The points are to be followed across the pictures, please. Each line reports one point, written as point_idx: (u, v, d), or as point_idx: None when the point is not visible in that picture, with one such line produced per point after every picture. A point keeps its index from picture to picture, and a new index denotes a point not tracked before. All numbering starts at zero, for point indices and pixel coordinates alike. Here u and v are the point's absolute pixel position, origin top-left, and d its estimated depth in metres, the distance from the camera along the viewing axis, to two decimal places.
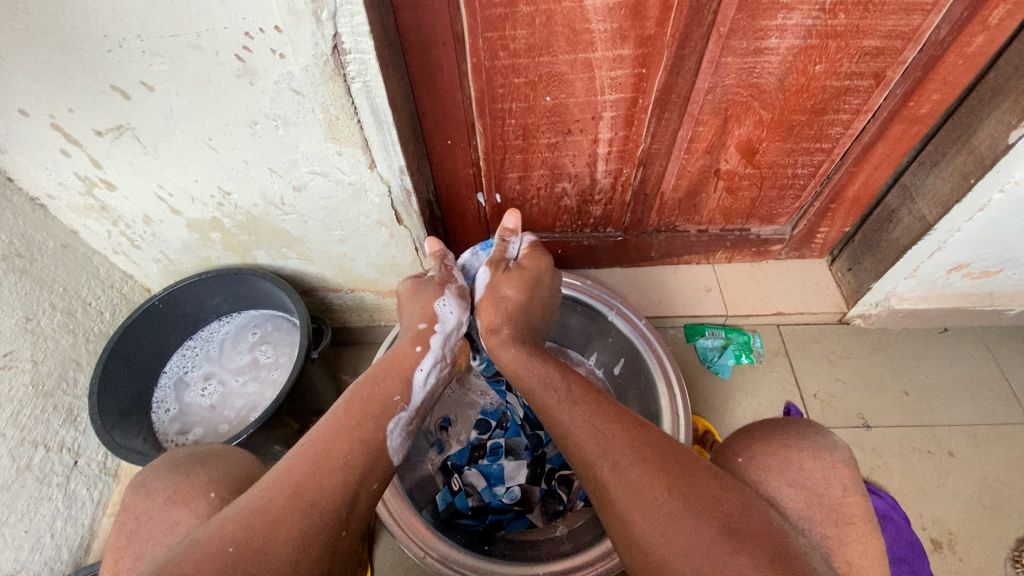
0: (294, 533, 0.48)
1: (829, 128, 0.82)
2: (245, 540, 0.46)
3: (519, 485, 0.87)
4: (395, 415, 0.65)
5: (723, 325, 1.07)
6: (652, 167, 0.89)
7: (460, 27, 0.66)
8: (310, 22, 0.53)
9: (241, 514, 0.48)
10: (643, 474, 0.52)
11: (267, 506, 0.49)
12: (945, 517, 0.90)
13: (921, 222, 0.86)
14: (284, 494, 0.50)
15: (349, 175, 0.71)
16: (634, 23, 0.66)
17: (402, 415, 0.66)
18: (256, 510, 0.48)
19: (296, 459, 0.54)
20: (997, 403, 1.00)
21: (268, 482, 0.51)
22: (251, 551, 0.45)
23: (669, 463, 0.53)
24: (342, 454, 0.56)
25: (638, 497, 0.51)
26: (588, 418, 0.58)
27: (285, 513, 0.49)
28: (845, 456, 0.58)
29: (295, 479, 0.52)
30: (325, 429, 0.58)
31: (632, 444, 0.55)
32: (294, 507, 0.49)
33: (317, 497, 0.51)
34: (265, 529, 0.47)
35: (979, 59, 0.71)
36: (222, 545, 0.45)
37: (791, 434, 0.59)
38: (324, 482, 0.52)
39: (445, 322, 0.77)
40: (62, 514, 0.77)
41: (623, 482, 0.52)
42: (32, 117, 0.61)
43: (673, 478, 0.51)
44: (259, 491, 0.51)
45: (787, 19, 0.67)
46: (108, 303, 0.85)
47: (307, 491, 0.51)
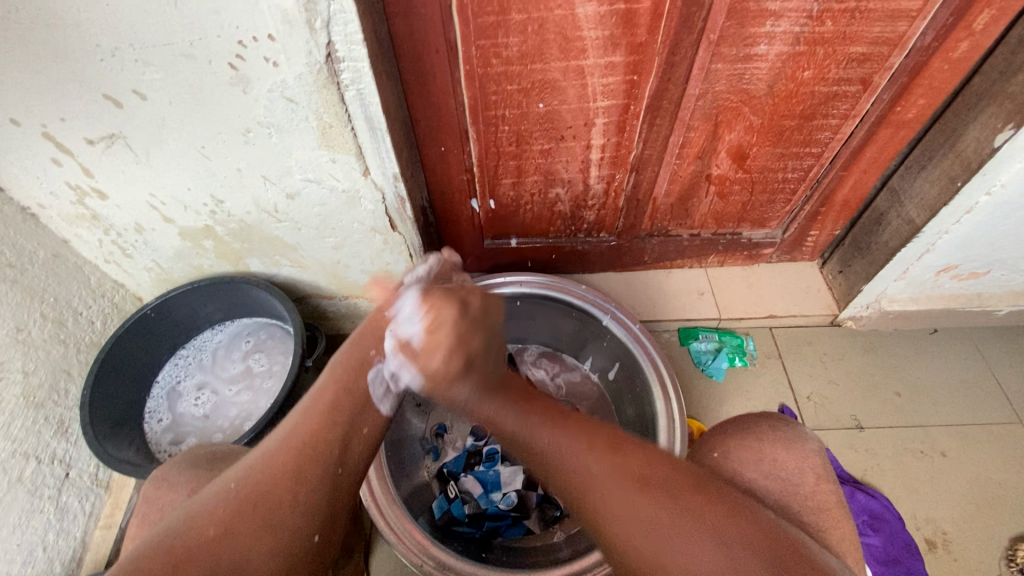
0: (298, 480, 0.46)
1: (818, 133, 0.83)
2: (246, 490, 0.45)
3: (515, 491, 0.87)
4: (379, 361, 0.58)
5: (716, 328, 1.08)
6: (644, 173, 0.90)
7: (453, 35, 0.67)
8: (304, 31, 0.53)
9: (246, 467, 0.47)
10: (633, 488, 0.47)
11: (267, 456, 0.48)
12: (939, 517, 0.90)
13: (910, 225, 0.87)
14: (281, 444, 0.48)
15: (342, 182, 0.71)
16: (626, 31, 0.67)
17: (383, 366, 0.58)
18: (257, 461, 0.47)
19: (296, 410, 0.52)
20: (987, 403, 1.01)
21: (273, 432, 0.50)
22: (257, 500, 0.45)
23: (656, 472, 0.48)
24: (340, 397, 0.53)
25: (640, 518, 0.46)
26: (561, 421, 0.51)
27: (283, 457, 0.47)
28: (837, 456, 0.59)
29: (293, 427, 0.50)
30: (322, 377, 0.55)
31: (612, 452, 0.49)
32: (292, 451, 0.48)
33: (316, 438, 0.49)
34: (265, 478, 0.46)
35: (963, 65, 0.73)
36: (223, 495, 0.45)
37: (762, 427, 0.60)
38: (321, 424, 0.50)
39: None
40: (54, 527, 0.76)
41: (621, 503, 0.46)
42: (23, 127, 0.61)
43: (664, 490, 0.47)
44: (265, 443, 0.49)
45: (776, 26, 0.68)
46: (99, 312, 0.84)
47: (306, 434, 0.49)
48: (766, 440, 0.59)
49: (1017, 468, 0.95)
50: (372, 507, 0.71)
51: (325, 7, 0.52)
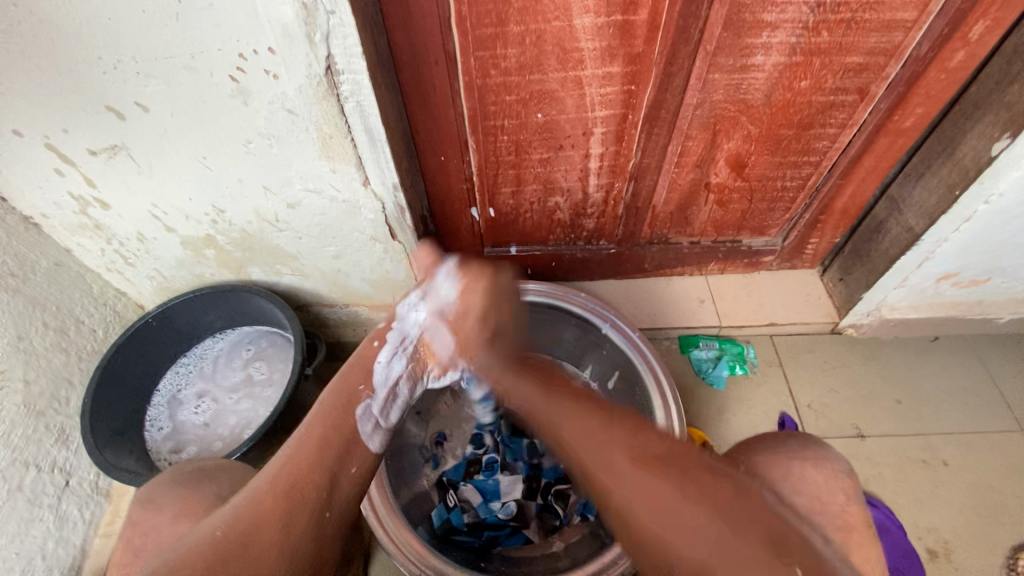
0: (283, 525, 0.47)
1: (816, 141, 0.84)
2: (230, 535, 0.46)
3: (514, 500, 0.87)
4: (363, 400, 0.59)
5: (717, 336, 1.07)
6: (643, 181, 0.90)
7: (452, 46, 0.68)
8: (304, 43, 0.54)
9: (234, 509, 0.48)
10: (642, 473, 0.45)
11: (252, 499, 0.49)
12: (941, 527, 0.90)
13: (909, 232, 0.87)
14: (269, 485, 0.50)
15: (342, 192, 0.71)
16: (623, 42, 0.68)
17: (369, 401, 0.59)
18: (244, 503, 0.48)
19: (283, 451, 0.53)
20: (990, 411, 1.00)
21: (261, 473, 0.51)
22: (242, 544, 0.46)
23: (676, 462, 0.46)
24: (327, 437, 0.54)
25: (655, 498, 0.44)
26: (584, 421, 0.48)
27: (269, 501, 0.48)
28: (836, 466, 0.58)
29: (278, 469, 0.51)
30: (309, 418, 0.56)
31: (640, 452, 0.46)
32: (279, 493, 0.49)
33: (300, 480, 0.50)
34: (250, 522, 0.47)
35: (960, 74, 0.73)
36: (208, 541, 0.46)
37: (791, 446, 0.59)
38: (307, 464, 0.51)
39: (409, 318, 0.66)
40: (53, 536, 0.76)
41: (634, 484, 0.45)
42: (27, 138, 0.62)
43: (678, 476, 0.46)
44: (253, 483, 0.50)
45: (772, 36, 0.68)
46: (101, 320, 0.85)
47: (291, 477, 0.50)
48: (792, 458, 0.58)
49: (1020, 477, 0.94)
50: (370, 515, 0.71)
51: (324, 21, 0.53)
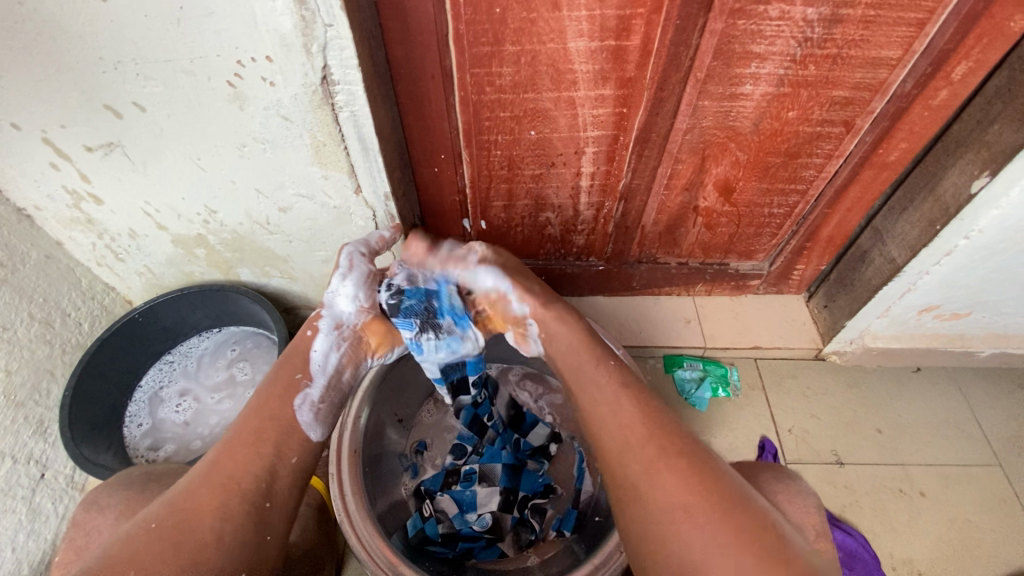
0: (218, 510, 0.50)
1: (803, 170, 0.85)
2: (166, 523, 0.49)
3: (490, 513, 0.86)
4: (300, 391, 0.62)
5: (702, 357, 1.08)
6: (633, 202, 0.91)
7: (448, 62, 0.69)
8: (300, 53, 0.55)
9: (165, 504, 0.50)
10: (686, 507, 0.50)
11: (184, 494, 0.51)
12: (916, 557, 0.90)
13: (891, 264, 0.88)
14: (201, 480, 0.52)
15: (334, 199, 0.72)
16: (615, 66, 0.70)
17: (308, 392, 0.63)
18: (179, 496, 0.51)
19: (216, 448, 0.56)
20: (968, 444, 1.01)
21: (193, 472, 0.53)
22: (176, 527, 0.49)
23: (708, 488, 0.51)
24: (255, 431, 0.57)
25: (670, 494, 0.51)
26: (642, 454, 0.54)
27: (203, 492, 0.51)
28: (798, 496, 0.59)
29: (211, 465, 0.54)
30: (239, 417, 0.59)
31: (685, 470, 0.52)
32: (214, 486, 0.52)
33: (234, 474, 0.53)
34: (186, 510, 0.50)
35: (943, 112, 0.75)
36: (143, 533, 0.48)
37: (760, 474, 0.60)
38: (242, 457, 0.54)
39: (338, 304, 0.69)
40: (25, 528, 0.75)
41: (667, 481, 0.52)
42: (23, 131, 0.62)
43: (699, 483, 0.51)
44: (182, 482, 0.53)
45: (760, 68, 0.70)
46: (87, 314, 0.85)
47: (222, 471, 0.53)
48: (760, 485, 0.59)
49: (996, 511, 0.95)
50: (344, 523, 0.70)
51: (322, 33, 0.54)
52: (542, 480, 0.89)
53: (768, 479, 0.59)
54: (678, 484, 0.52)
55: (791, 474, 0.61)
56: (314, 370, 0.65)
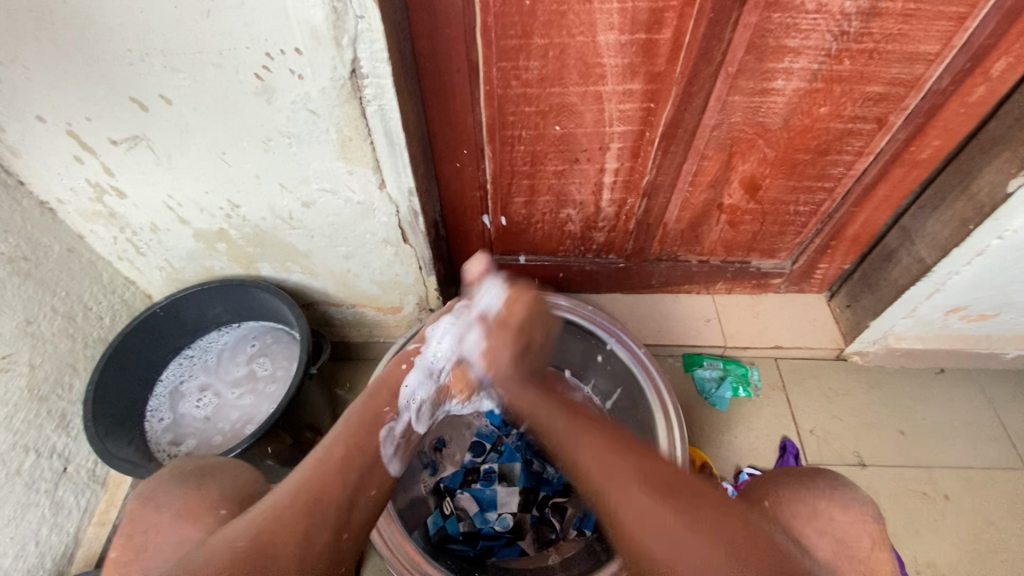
0: (300, 534, 0.47)
1: (831, 168, 0.84)
2: (252, 538, 0.46)
3: (511, 512, 0.85)
4: (385, 423, 0.62)
5: (721, 356, 1.07)
6: (656, 199, 0.90)
7: (475, 56, 0.68)
8: (330, 46, 0.54)
9: (250, 520, 0.47)
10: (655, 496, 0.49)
11: (269, 511, 0.48)
12: (940, 561, 0.89)
13: (920, 263, 0.87)
14: (289, 499, 0.49)
15: (358, 194, 0.72)
16: (645, 60, 0.68)
17: (392, 424, 0.63)
18: (263, 513, 0.48)
19: (301, 467, 0.53)
20: (993, 446, 1.00)
21: (279, 489, 0.51)
22: (259, 546, 0.45)
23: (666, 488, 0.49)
24: (340, 458, 0.55)
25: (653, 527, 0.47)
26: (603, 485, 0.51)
27: (288, 512, 0.48)
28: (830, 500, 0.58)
29: (298, 484, 0.51)
30: (325, 441, 0.57)
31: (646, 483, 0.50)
32: (296, 506, 0.49)
33: (320, 496, 0.50)
34: (272, 528, 0.46)
35: (980, 109, 0.73)
36: (227, 549, 0.44)
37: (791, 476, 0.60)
38: (326, 478, 0.52)
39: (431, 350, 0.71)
40: (48, 522, 0.75)
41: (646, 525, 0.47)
42: (49, 124, 0.62)
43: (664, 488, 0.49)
44: (267, 499, 0.50)
45: (794, 62, 0.69)
46: (108, 308, 0.85)
47: (309, 491, 0.50)
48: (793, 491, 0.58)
49: (1022, 515, 0.93)
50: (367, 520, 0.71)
51: (353, 25, 0.53)
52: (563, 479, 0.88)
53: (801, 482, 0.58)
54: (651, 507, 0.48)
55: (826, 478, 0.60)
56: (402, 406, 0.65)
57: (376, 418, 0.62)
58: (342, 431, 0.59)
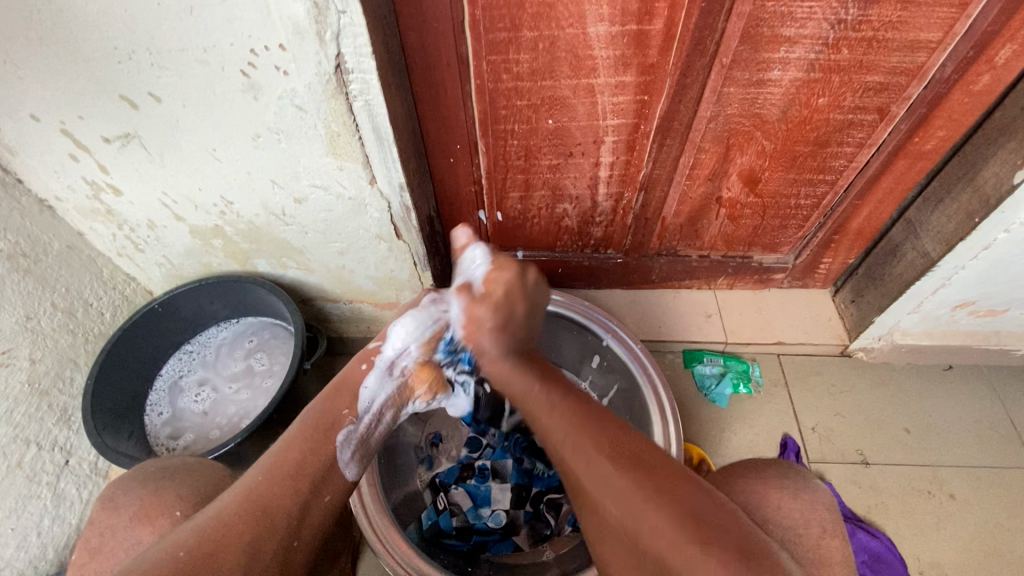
0: (248, 539, 0.47)
1: (832, 160, 0.82)
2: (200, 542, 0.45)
3: (504, 509, 0.86)
4: (345, 425, 0.62)
5: (722, 352, 1.05)
6: (653, 193, 0.89)
7: (464, 49, 0.68)
8: (314, 41, 0.54)
9: (200, 524, 0.47)
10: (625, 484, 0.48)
11: (220, 517, 0.48)
12: (943, 561, 0.87)
13: (924, 258, 0.84)
14: (239, 503, 0.49)
15: (349, 190, 0.72)
16: (637, 51, 0.67)
17: (352, 427, 0.62)
18: (212, 518, 0.47)
19: (251, 473, 0.52)
20: (1001, 445, 0.97)
21: (232, 492, 0.51)
22: (204, 553, 0.45)
23: (645, 471, 0.48)
24: (295, 461, 0.54)
25: (625, 507, 0.46)
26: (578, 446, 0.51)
27: (238, 518, 0.48)
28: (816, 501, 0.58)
29: (250, 488, 0.50)
30: (279, 443, 0.56)
31: (623, 460, 0.49)
32: (247, 513, 0.48)
33: (271, 506, 0.49)
34: (219, 537, 0.46)
35: (985, 98, 0.71)
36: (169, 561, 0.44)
37: (774, 475, 0.59)
38: (271, 486, 0.51)
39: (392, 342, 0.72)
40: (50, 514, 0.77)
41: (616, 501, 0.47)
42: (42, 122, 0.63)
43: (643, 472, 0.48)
44: (219, 502, 0.50)
45: (790, 52, 0.67)
46: (109, 304, 0.86)
47: (259, 498, 0.50)
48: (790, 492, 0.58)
49: None
50: (360, 514, 0.70)
51: (335, 20, 0.53)
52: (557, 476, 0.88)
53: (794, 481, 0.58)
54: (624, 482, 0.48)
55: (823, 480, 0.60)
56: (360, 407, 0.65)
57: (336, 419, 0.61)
58: (293, 433, 0.57)
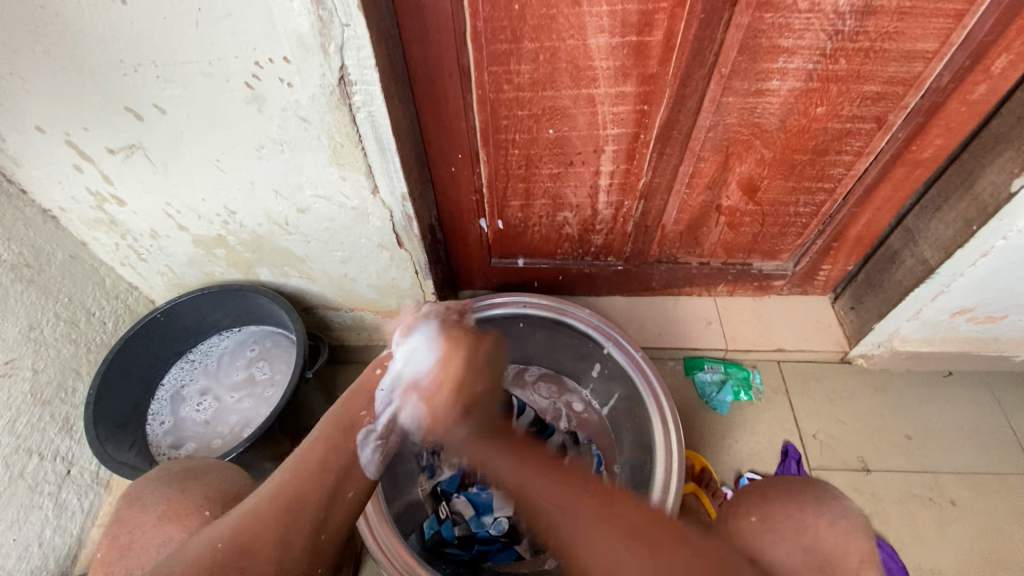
0: (276, 549, 0.46)
1: (831, 168, 0.82)
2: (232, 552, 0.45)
3: (506, 518, 0.85)
4: (364, 425, 0.54)
5: (723, 359, 1.06)
6: (652, 201, 0.90)
7: (466, 60, 0.68)
8: (318, 54, 0.55)
9: (232, 528, 0.46)
10: (579, 492, 0.55)
11: (247, 522, 0.47)
12: (945, 567, 0.87)
13: (924, 265, 0.85)
14: (267, 506, 0.48)
15: (351, 199, 0.72)
16: (636, 62, 0.68)
17: (370, 427, 0.54)
18: (242, 525, 0.47)
19: (285, 466, 0.50)
20: (1002, 452, 0.97)
21: (261, 493, 0.49)
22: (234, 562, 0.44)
23: (587, 488, 0.56)
24: (325, 457, 0.51)
25: (582, 519, 0.52)
26: (540, 476, 0.59)
27: (266, 526, 0.46)
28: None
29: (276, 491, 0.49)
30: (316, 429, 0.54)
31: (573, 484, 0.57)
32: (273, 517, 0.47)
33: (298, 506, 0.47)
34: (252, 541, 0.46)
35: (981, 107, 0.72)
36: (199, 570, 0.44)
37: None
38: (298, 490, 0.48)
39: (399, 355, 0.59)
40: (51, 523, 0.76)
41: (576, 514, 0.52)
42: (48, 134, 0.63)
43: (587, 488, 0.56)
44: (249, 502, 0.49)
45: (788, 62, 0.68)
46: (111, 313, 0.86)
47: (288, 497, 0.48)
48: None
49: None
50: (361, 523, 0.70)
51: (339, 33, 0.54)
52: None
53: None
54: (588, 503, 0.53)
55: None
56: (379, 408, 0.56)
57: (354, 419, 0.54)
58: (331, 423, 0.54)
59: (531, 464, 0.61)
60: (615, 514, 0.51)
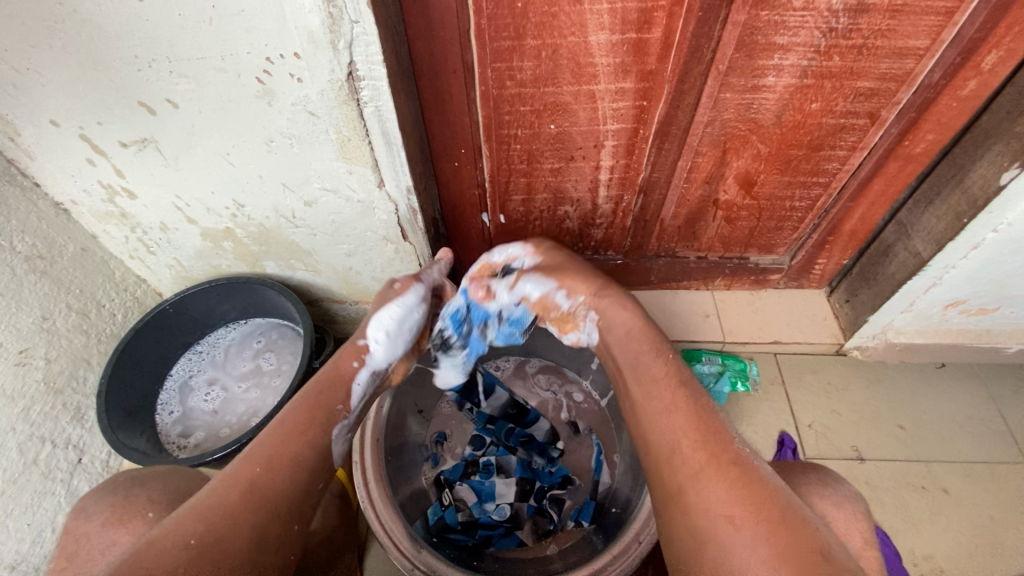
0: (243, 533, 0.51)
1: (825, 163, 0.84)
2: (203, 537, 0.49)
3: (509, 502, 0.87)
4: (339, 420, 0.66)
5: (720, 352, 1.08)
6: (652, 195, 0.91)
7: (470, 57, 0.70)
8: (327, 49, 0.56)
9: (195, 513, 0.51)
10: (718, 470, 0.54)
11: (213, 509, 0.51)
12: (937, 554, 0.89)
13: (916, 258, 0.87)
14: (233, 493, 0.53)
15: (358, 193, 0.74)
16: (636, 59, 0.70)
17: (345, 420, 0.67)
18: (209, 510, 0.51)
19: (246, 459, 0.56)
20: (994, 442, 0.99)
21: (220, 481, 0.54)
22: (207, 544, 0.49)
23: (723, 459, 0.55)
24: (286, 450, 0.58)
25: (714, 500, 0.52)
26: (680, 426, 0.58)
27: (232, 511, 0.52)
28: (808, 493, 0.60)
29: (241, 478, 0.54)
30: (271, 426, 0.61)
31: (716, 458, 0.55)
32: (242, 504, 0.52)
33: (263, 494, 0.54)
34: (220, 525, 0.50)
35: (972, 103, 0.74)
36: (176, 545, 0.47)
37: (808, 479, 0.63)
38: (264, 481, 0.55)
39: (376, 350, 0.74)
40: (65, 510, 0.78)
41: (710, 491, 0.52)
42: (62, 128, 0.65)
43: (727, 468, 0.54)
44: (209, 490, 0.53)
45: (783, 59, 0.70)
46: (121, 305, 0.88)
47: (253, 487, 0.54)
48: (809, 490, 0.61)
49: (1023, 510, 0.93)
50: (367, 508, 0.71)
51: (348, 29, 0.55)
52: (558, 473, 0.90)
53: (808, 484, 0.62)
54: (723, 489, 0.52)
55: (829, 476, 0.63)
56: (353, 402, 0.69)
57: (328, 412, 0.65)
58: (287, 420, 0.61)
59: (663, 404, 0.61)
60: (754, 508, 0.51)
